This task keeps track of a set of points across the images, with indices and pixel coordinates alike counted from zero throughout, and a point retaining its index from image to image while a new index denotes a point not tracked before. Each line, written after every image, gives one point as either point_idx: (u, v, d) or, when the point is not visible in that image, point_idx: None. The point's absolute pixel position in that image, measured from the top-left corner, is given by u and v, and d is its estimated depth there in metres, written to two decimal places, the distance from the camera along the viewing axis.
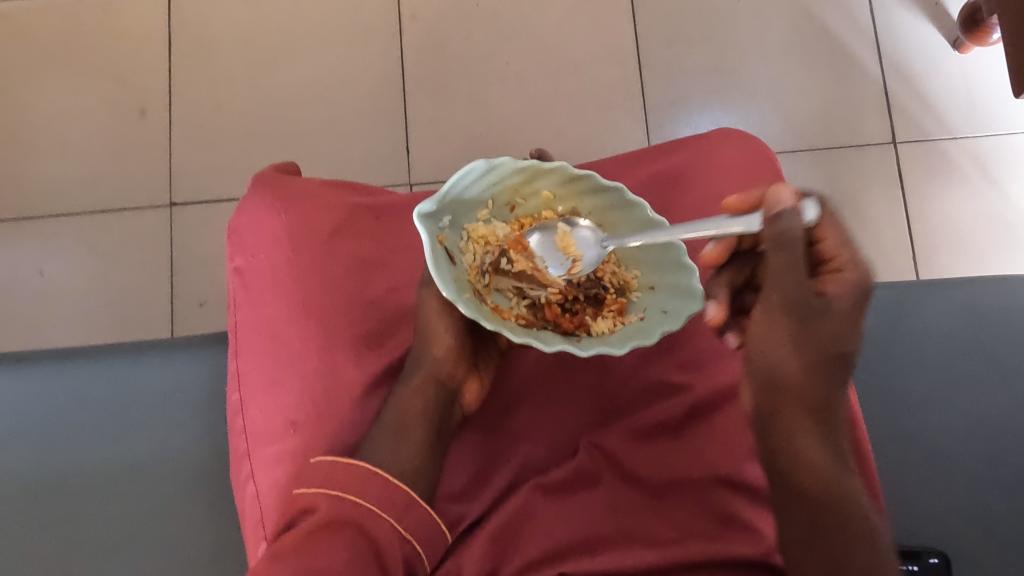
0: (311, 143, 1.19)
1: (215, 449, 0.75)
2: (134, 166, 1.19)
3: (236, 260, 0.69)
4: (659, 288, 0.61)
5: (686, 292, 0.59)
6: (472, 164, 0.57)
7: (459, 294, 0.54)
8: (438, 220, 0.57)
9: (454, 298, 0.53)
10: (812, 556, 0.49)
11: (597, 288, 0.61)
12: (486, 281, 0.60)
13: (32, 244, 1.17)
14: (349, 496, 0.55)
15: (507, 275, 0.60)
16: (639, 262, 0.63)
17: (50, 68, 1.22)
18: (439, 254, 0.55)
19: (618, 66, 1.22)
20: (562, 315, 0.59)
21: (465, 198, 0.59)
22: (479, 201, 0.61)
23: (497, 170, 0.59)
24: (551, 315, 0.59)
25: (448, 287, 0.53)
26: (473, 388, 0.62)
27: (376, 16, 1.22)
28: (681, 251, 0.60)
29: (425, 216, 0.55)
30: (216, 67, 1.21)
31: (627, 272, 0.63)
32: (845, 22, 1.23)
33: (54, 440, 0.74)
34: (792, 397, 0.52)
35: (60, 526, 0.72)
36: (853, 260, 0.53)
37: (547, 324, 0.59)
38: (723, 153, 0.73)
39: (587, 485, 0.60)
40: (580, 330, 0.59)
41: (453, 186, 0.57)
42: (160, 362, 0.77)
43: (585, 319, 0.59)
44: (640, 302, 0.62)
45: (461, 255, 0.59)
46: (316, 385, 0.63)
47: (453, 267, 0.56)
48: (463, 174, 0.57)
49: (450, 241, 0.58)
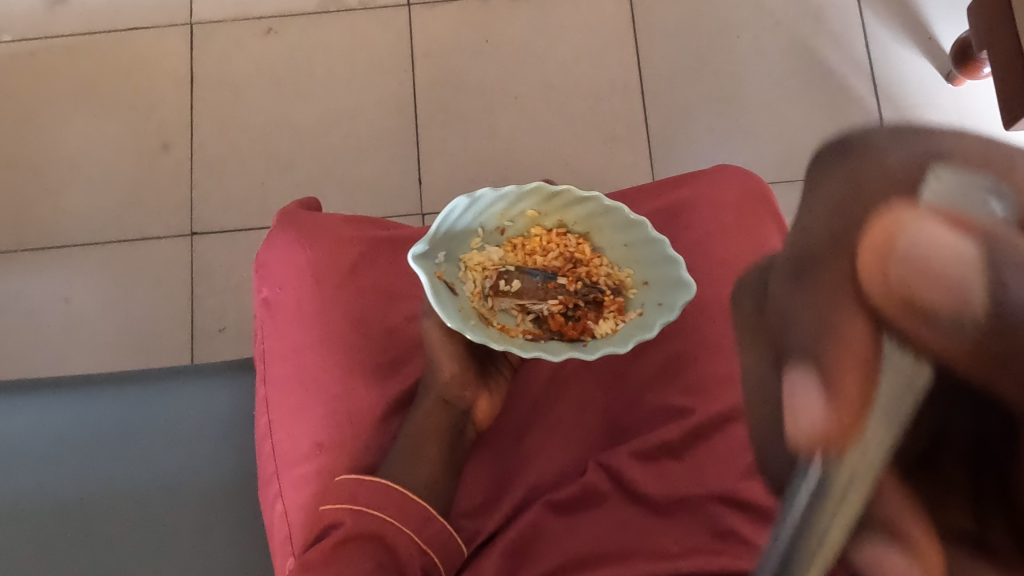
0: (326, 175, 1.23)
1: (242, 470, 0.79)
2: (158, 197, 1.24)
3: (264, 292, 0.73)
4: (653, 283, 0.64)
5: (676, 282, 0.62)
6: (455, 200, 0.62)
7: (464, 322, 0.59)
8: (433, 257, 0.61)
9: (459, 327, 0.58)
10: None
11: (594, 292, 0.64)
12: (490, 304, 0.64)
13: (58, 273, 1.21)
14: (372, 510, 0.59)
15: (507, 295, 0.64)
16: (629, 260, 0.66)
17: (78, 105, 1.27)
18: (439, 289, 0.60)
19: (623, 100, 1.26)
20: (566, 323, 0.63)
21: (456, 230, 0.64)
22: (470, 230, 0.65)
23: (479, 201, 0.63)
24: (555, 325, 0.63)
25: (452, 317, 0.58)
26: (484, 405, 0.67)
27: (390, 53, 1.28)
28: (665, 244, 0.63)
29: (419, 257, 0.60)
30: (237, 103, 1.26)
31: (620, 272, 0.66)
32: (842, 57, 1.28)
33: (89, 461, 0.78)
34: None
35: (92, 542, 0.75)
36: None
37: (553, 334, 0.62)
38: (721, 189, 0.77)
39: (594, 502, 0.64)
40: (584, 335, 0.62)
41: (441, 222, 0.62)
42: (190, 388, 0.81)
43: (587, 323, 0.63)
44: (637, 298, 0.64)
45: (462, 283, 0.64)
46: (340, 407, 0.67)
47: (455, 298, 0.61)
48: (449, 210, 0.62)
49: (448, 273, 0.63)
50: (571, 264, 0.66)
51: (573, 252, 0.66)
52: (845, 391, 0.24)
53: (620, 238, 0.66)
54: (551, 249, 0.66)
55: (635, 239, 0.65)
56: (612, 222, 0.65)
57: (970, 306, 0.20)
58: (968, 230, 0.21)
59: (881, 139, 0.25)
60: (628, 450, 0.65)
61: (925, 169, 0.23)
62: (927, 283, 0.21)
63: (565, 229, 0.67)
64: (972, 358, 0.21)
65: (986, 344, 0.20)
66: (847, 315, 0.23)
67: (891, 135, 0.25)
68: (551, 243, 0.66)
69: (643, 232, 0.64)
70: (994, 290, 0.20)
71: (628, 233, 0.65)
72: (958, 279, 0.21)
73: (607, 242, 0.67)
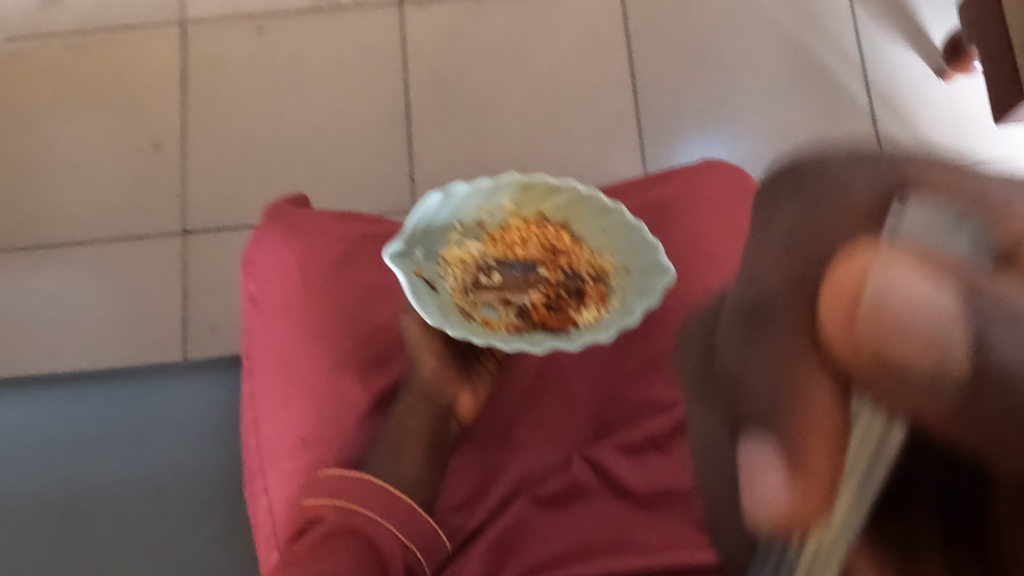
0: (318, 173, 1.24)
1: (229, 466, 0.79)
2: (149, 195, 1.24)
3: (251, 288, 0.73)
4: (633, 269, 0.65)
5: (653, 266, 0.64)
6: (432, 194, 0.64)
7: (445, 318, 0.59)
8: (412, 253, 0.63)
9: (440, 324, 0.58)
10: None
11: (575, 282, 0.65)
12: (472, 299, 0.64)
13: (50, 272, 1.22)
14: (355, 507, 0.59)
15: (489, 289, 0.64)
16: (609, 246, 0.67)
17: (69, 103, 1.27)
18: (418, 285, 0.60)
19: (614, 96, 1.26)
20: (548, 314, 0.63)
21: (434, 226, 0.65)
22: (448, 226, 0.66)
23: (456, 195, 0.65)
24: (537, 317, 0.62)
25: (432, 315, 0.59)
26: (466, 401, 0.68)
27: (381, 50, 1.28)
28: (643, 230, 0.65)
29: (396, 256, 0.62)
30: (228, 101, 1.26)
31: (601, 259, 0.67)
32: (833, 53, 1.28)
33: (77, 458, 0.78)
34: None
35: (79, 538, 0.75)
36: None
37: (536, 326, 0.62)
38: (708, 184, 0.77)
39: (580, 497, 0.64)
40: (567, 325, 0.62)
41: (419, 218, 0.64)
42: (177, 384, 0.81)
43: (570, 313, 0.63)
44: (618, 284, 0.65)
45: (442, 280, 0.64)
46: (324, 402, 0.68)
47: (435, 296, 0.61)
48: (425, 206, 0.64)
49: (428, 270, 0.63)
50: (552, 254, 0.67)
51: (552, 242, 0.67)
52: (809, 442, 0.32)
53: (598, 225, 0.67)
54: (530, 240, 0.67)
55: (612, 225, 0.67)
56: (590, 208, 0.67)
57: (952, 355, 0.29)
58: (941, 279, 0.29)
59: (831, 174, 0.34)
60: (613, 444, 0.66)
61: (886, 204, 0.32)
62: (907, 330, 0.29)
63: (544, 219, 0.68)
64: (939, 392, 0.29)
65: (955, 374, 0.29)
66: (822, 367, 0.31)
67: (837, 167, 0.34)
68: (531, 234, 0.67)
69: (621, 219, 0.66)
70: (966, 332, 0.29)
71: (606, 219, 0.67)
72: (943, 324, 0.29)
73: (586, 230, 0.68)
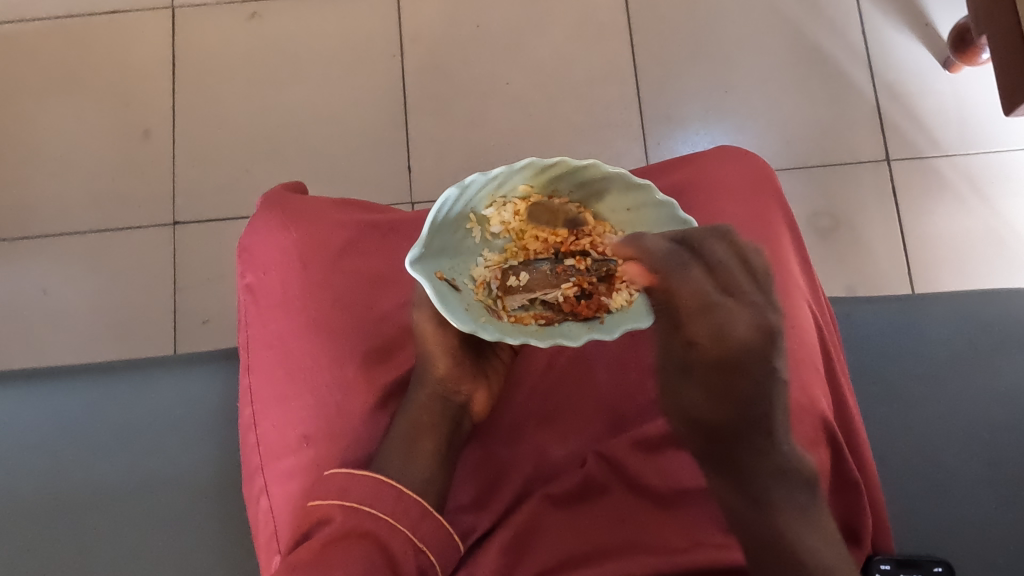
0: (313, 163, 1.20)
1: (225, 462, 0.75)
2: (137, 185, 1.20)
3: (248, 277, 0.70)
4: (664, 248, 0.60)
5: None
6: (445, 195, 0.56)
7: (475, 321, 0.57)
8: (431, 257, 0.57)
9: (472, 330, 0.56)
10: (725, 492, 0.61)
11: (606, 264, 0.61)
12: (497, 298, 0.61)
13: (36, 263, 1.18)
14: (366, 507, 0.57)
15: (517, 291, 0.61)
16: (636, 224, 0.61)
17: (53, 91, 1.23)
18: (443, 291, 0.57)
19: (616, 85, 1.23)
20: (578, 303, 0.60)
21: (448, 220, 0.58)
22: (462, 216, 0.60)
23: (470, 188, 0.57)
24: (568, 306, 0.60)
25: (463, 321, 0.56)
26: (480, 397, 0.65)
27: (377, 37, 1.24)
28: (675, 207, 0.59)
29: (416, 264, 0.55)
30: (219, 89, 1.22)
31: (627, 237, 0.61)
32: (836, 42, 1.25)
33: (61, 456, 0.75)
34: (701, 406, 0.64)
35: (63, 540, 0.72)
36: (736, 301, 0.66)
37: (566, 316, 0.60)
38: (725, 170, 0.74)
39: (597, 493, 0.62)
40: (599, 312, 0.60)
41: (433, 223, 0.56)
42: (168, 377, 0.77)
43: (601, 299, 0.60)
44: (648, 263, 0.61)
45: (462, 277, 0.60)
46: (328, 398, 0.65)
47: (461, 296, 0.58)
48: (437, 207, 0.56)
49: (447, 268, 0.59)
50: (574, 237, 0.62)
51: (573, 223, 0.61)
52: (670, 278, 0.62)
53: (623, 203, 0.60)
54: None
55: (640, 204, 0.60)
56: (611, 188, 0.60)
57: (658, 276, 0.61)
58: (660, 252, 0.61)
59: (704, 246, 0.64)
60: (630, 439, 0.64)
61: (681, 256, 0.62)
62: (650, 254, 0.61)
63: (562, 199, 0.61)
64: (664, 292, 0.62)
65: (655, 295, 0.62)
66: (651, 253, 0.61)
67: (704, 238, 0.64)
68: None
69: (651, 196, 0.59)
70: (664, 267, 0.61)
71: (632, 197, 0.60)
72: (654, 261, 0.61)
73: (610, 207, 0.61)
